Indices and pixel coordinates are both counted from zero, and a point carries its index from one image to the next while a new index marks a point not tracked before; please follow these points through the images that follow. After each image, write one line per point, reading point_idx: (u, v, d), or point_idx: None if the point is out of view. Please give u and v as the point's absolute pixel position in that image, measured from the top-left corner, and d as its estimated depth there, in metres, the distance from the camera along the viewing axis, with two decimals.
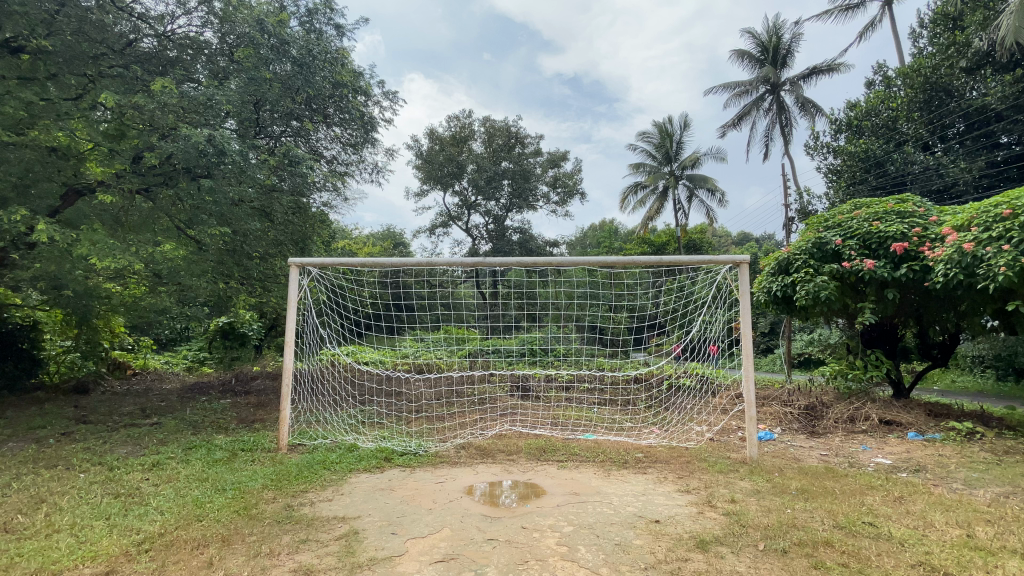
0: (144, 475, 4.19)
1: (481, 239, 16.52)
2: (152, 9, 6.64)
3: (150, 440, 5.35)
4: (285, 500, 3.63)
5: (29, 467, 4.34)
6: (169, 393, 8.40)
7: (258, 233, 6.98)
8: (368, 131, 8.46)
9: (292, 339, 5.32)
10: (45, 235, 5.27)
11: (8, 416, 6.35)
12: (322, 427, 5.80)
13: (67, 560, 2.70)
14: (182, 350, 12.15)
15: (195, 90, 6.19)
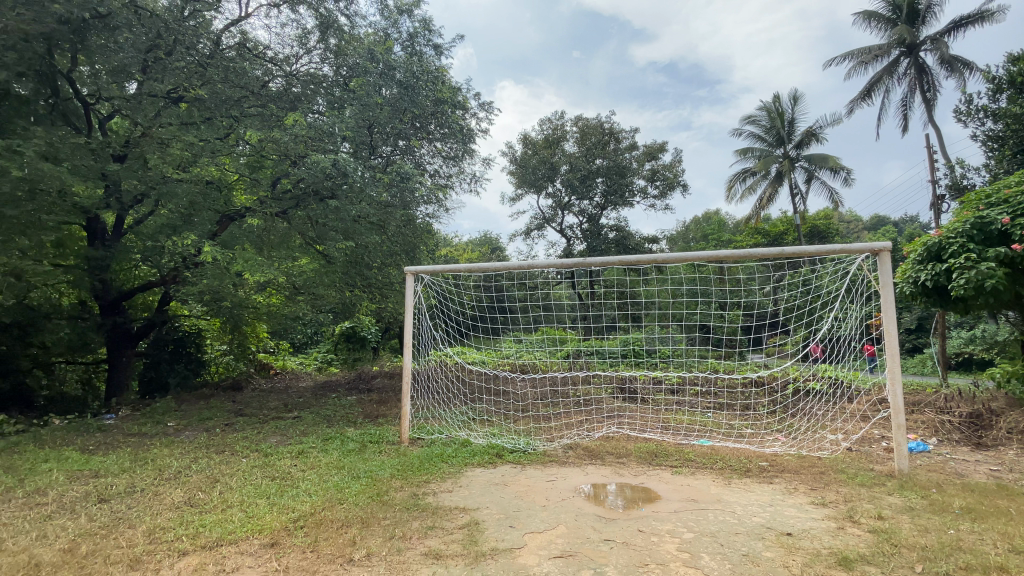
0: (292, 461, 4.80)
1: (577, 239, 16.40)
2: (280, 53, 7.64)
3: (295, 431, 6.09)
4: (411, 489, 3.94)
5: (205, 452, 5.17)
6: (305, 390, 9.48)
7: (375, 245, 7.64)
8: (467, 142, 8.84)
9: (409, 341, 5.73)
10: (210, 256, 6.27)
11: (185, 409, 7.61)
12: (438, 423, 6.18)
13: (241, 531, 3.17)
14: (312, 352, 13.61)
15: (320, 120, 6.96)
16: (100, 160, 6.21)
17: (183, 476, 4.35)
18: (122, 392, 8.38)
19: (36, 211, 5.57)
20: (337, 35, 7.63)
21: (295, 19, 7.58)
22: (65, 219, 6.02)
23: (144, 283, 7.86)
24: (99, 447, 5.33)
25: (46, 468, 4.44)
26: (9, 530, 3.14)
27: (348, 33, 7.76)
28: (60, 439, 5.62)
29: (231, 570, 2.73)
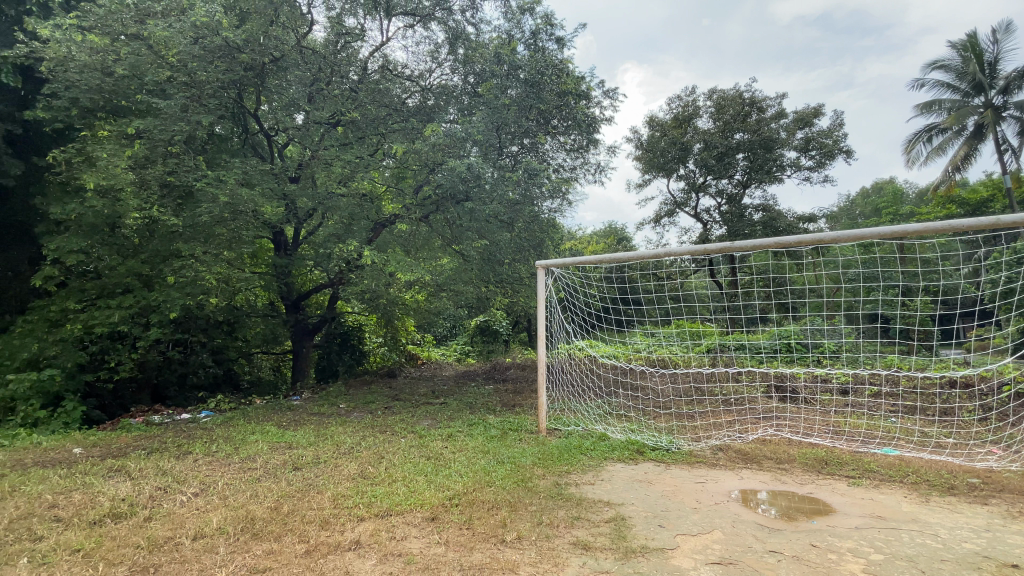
0: (443, 443, 5.23)
1: (714, 224, 15.19)
2: (416, 70, 8.30)
3: (443, 416, 6.62)
4: (553, 478, 4.03)
5: (371, 431, 5.87)
6: (448, 379, 10.25)
7: (506, 241, 7.94)
8: (592, 132, 8.68)
9: (542, 333, 5.85)
10: (368, 260, 7.09)
11: (353, 393, 8.74)
12: (574, 415, 6.22)
13: (405, 504, 3.54)
14: (453, 344, 14.64)
15: (453, 127, 7.42)
16: (281, 183, 7.37)
17: (354, 452, 4.99)
18: (304, 376, 9.93)
19: (238, 229, 6.81)
20: (465, 45, 8.07)
21: (427, 36, 8.16)
22: (259, 234, 7.27)
23: (316, 285, 9.17)
24: (290, 423, 6.37)
25: (255, 439, 5.44)
26: (233, 487, 3.90)
27: (475, 41, 8.15)
28: (263, 415, 6.85)
29: (400, 539, 3.05)
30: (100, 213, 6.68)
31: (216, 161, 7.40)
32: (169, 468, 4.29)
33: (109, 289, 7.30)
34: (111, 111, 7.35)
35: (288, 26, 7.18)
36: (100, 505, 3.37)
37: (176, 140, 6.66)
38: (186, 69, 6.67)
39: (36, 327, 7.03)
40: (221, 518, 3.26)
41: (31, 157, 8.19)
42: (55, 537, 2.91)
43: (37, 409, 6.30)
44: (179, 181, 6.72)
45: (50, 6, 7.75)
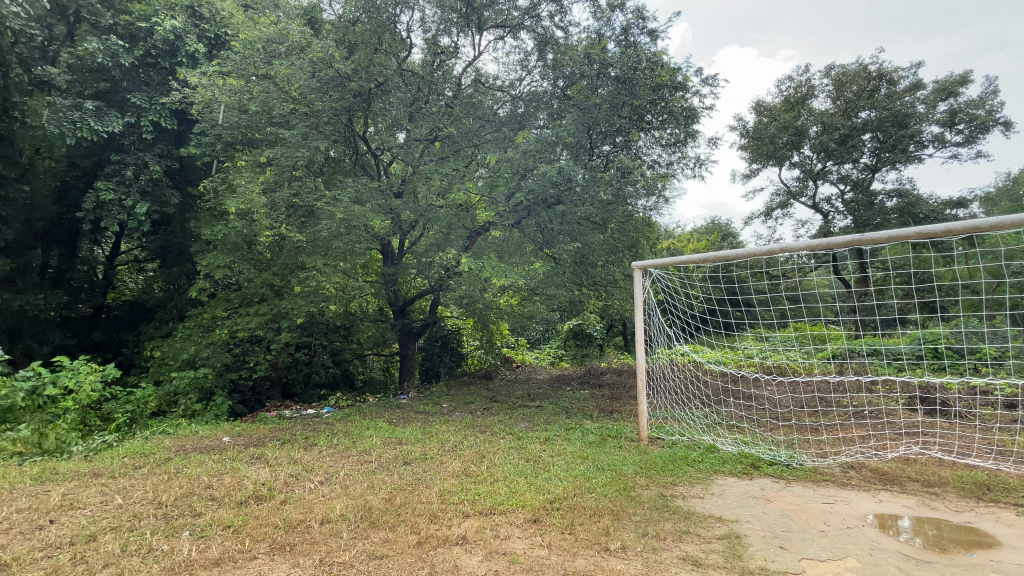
0: (542, 446, 5.26)
1: (836, 214, 13.65)
2: (507, 79, 8.50)
3: (539, 419, 6.66)
4: (657, 488, 3.87)
5: (472, 430, 6.08)
6: (544, 382, 10.30)
7: (600, 243, 7.82)
8: (691, 124, 8.25)
9: (641, 338, 5.64)
10: (466, 267, 7.40)
11: (454, 393, 9.15)
12: (678, 424, 5.92)
13: (507, 504, 3.61)
14: (547, 348, 14.69)
15: (545, 133, 7.49)
16: (387, 197, 7.95)
17: (458, 450, 5.20)
18: (410, 377, 10.58)
19: (352, 243, 7.48)
20: (554, 50, 8.14)
21: (517, 45, 8.33)
22: (368, 246, 7.90)
23: (419, 292, 9.73)
24: (398, 420, 6.82)
25: (369, 434, 5.90)
26: (352, 478, 4.25)
27: (564, 45, 8.17)
28: (375, 412, 7.40)
29: (503, 538, 3.12)
30: (240, 233, 7.68)
31: (331, 181, 8.18)
32: (299, 457, 4.80)
33: (248, 299, 8.37)
34: (248, 143, 8.45)
35: (389, 51, 7.73)
36: (245, 488, 3.85)
37: (299, 165, 7.49)
38: (305, 101, 7.46)
39: (194, 332, 8.26)
40: (343, 506, 3.56)
41: (186, 188, 9.66)
42: (212, 513, 3.38)
43: (196, 402, 7.38)
44: (301, 201, 7.52)
45: (198, 57, 9.08)
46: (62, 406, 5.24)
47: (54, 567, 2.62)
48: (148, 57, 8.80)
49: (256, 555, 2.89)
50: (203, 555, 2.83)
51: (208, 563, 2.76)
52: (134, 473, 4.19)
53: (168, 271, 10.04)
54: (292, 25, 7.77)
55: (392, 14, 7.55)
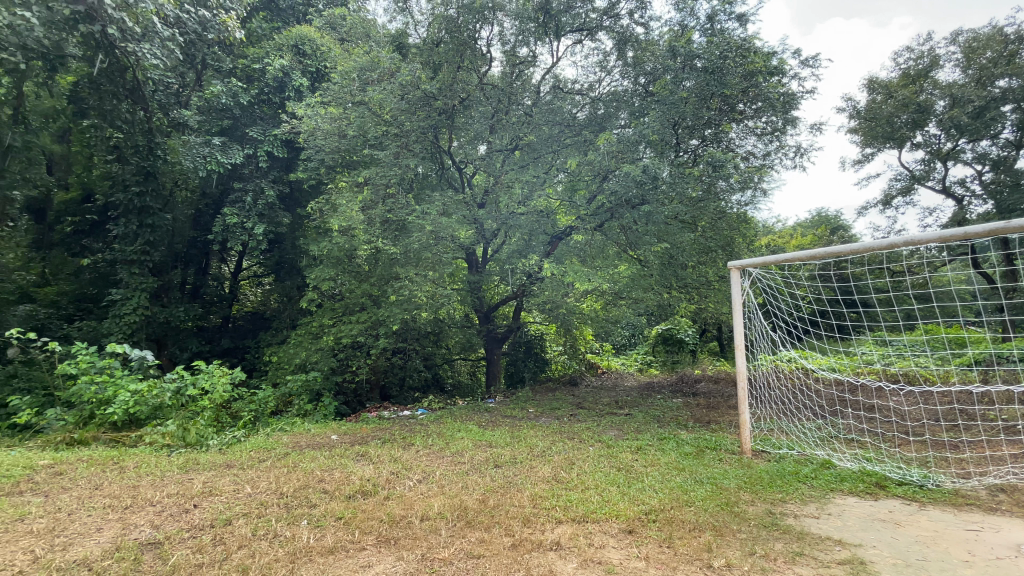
0: (634, 455, 5.09)
1: (973, 198, 11.86)
2: (586, 82, 8.44)
3: (629, 427, 6.47)
4: (764, 505, 3.58)
5: (560, 436, 6.06)
6: (632, 389, 9.98)
7: (691, 243, 7.45)
8: (790, 110, 7.62)
9: (741, 343, 5.28)
10: (551, 272, 7.43)
11: (540, 399, 9.18)
12: (785, 437, 5.46)
13: (601, 513, 3.54)
14: (634, 353, 14.22)
15: (627, 132, 7.32)
16: (472, 208, 8.21)
17: (547, 455, 5.21)
18: (495, 381, 10.84)
19: (440, 253, 7.82)
20: (635, 47, 7.94)
21: (596, 47, 8.24)
22: (455, 255, 8.21)
23: (503, 298, 9.90)
24: (488, 423, 6.97)
25: (460, 436, 6.10)
26: (447, 477, 4.42)
27: (645, 41, 7.94)
28: (466, 415, 7.66)
29: (598, 546, 3.07)
30: (342, 248, 8.35)
31: (421, 195, 8.62)
32: (398, 456, 5.08)
33: (350, 308, 9.07)
34: (346, 165, 9.17)
35: (471, 67, 8.02)
36: (352, 483, 4.16)
37: (391, 182, 8.01)
38: (396, 122, 7.95)
39: (305, 339, 9.09)
40: (441, 504, 3.71)
41: (295, 209, 10.70)
42: (325, 505, 3.68)
43: (307, 403, 8.10)
44: (394, 216, 8.02)
45: (302, 90, 10.04)
46: (201, 404, 6.01)
47: (198, 546, 2.98)
48: (262, 95, 9.89)
49: (364, 546, 3.11)
50: (319, 543, 3.09)
51: (324, 551, 3.01)
52: (259, 466, 4.67)
53: (282, 285, 11.17)
54: (382, 52, 8.33)
55: (473, 30, 7.81)
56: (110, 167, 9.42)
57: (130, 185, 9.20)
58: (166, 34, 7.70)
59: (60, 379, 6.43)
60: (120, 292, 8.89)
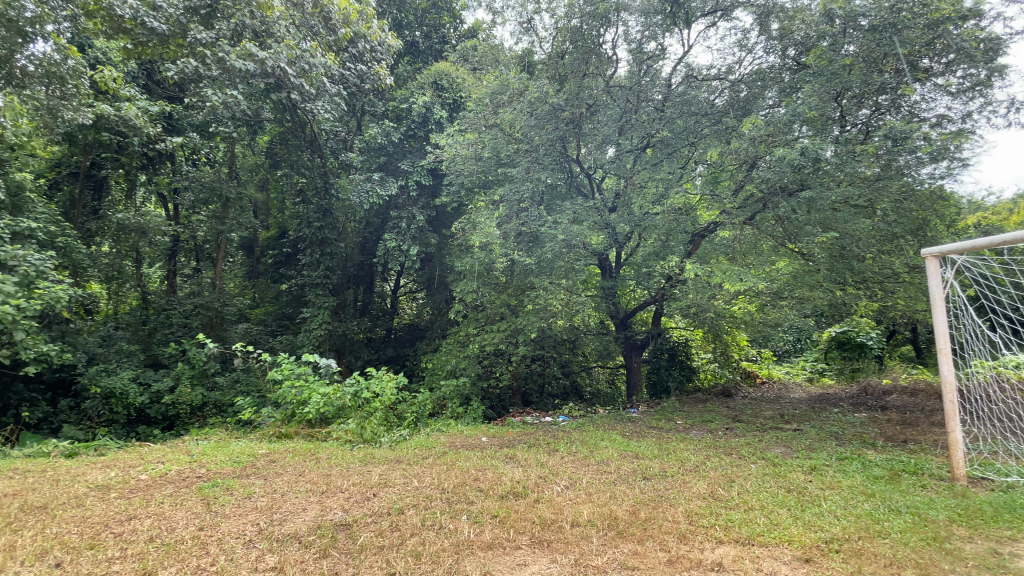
0: (806, 476, 4.49)
1: None
2: (724, 66, 7.85)
3: (800, 445, 5.73)
4: (989, 544, 2.90)
5: (715, 451, 5.61)
6: (800, 402, 8.82)
7: (868, 231, 6.40)
8: (998, 56, 6.16)
9: (944, 346, 4.35)
10: (694, 273, 7.01)
11: (689, 410, 8.60)
12: (1019, 463, 4.35)
13: (769, 536, 3.19)
14: (800, 361, 12.56)
15: (776, 114, 6.60)
16: (605, 213, 8.13)
17: (702, 471, 4.86)
18: (638, 390, 10.49)
19: (574, 260, 7.88)
20: (780, 18, 7.16)
21: (734, 26, 7.63)
22: (589, 261, 8.17)
23: (641, 303, 9.56)
24: (633, 434, 6.74)
25: (605, 445, 6.00)
26: (595, 486, 4.38)
27: (792, 8, 7.12)
28: (608, 423, 7.53)
29: (769, 573, 2.77)
30: (482, 263, 8.92)
31: (553, 205, 8.78)
32: (545, 461, 5.19)
33: (491, 317, 9.56)
34: (483, 184, 9.78)
35: (597, 72, 8.02)
36: (504, 484, 4.36)
37: (524, 196, 8.33)
38: (526, 138, 8.29)
39: (454, 347, 9.81)
40: (590, 512, 3.69)
41: (441, 230, 11.71)
42: (481, 503, 3.91)
43: (459, 407, 8.69)
44: (528, 228, 8.31)
45: (442, 121, 11.00)
46: (373, 405, 6.86)
47: (379, 530, 3.38)
48: (410, 130, 11.07)
49: (520, 545, 3.23)
50: (479, 538, 3.29)
51: (483, 546, 3.19)
52: (422, 462, 5.16)
53: (433, 299, 12.27)
54: (511, 74, 8.76)
55: (597, 36, 7.78)
56: (298, 207, 11.37)
57: (313, 220, 10.99)
58: (333, 91, 9.13)
59: (269, 383, 7.87)
60: (309, 310, 10.63)
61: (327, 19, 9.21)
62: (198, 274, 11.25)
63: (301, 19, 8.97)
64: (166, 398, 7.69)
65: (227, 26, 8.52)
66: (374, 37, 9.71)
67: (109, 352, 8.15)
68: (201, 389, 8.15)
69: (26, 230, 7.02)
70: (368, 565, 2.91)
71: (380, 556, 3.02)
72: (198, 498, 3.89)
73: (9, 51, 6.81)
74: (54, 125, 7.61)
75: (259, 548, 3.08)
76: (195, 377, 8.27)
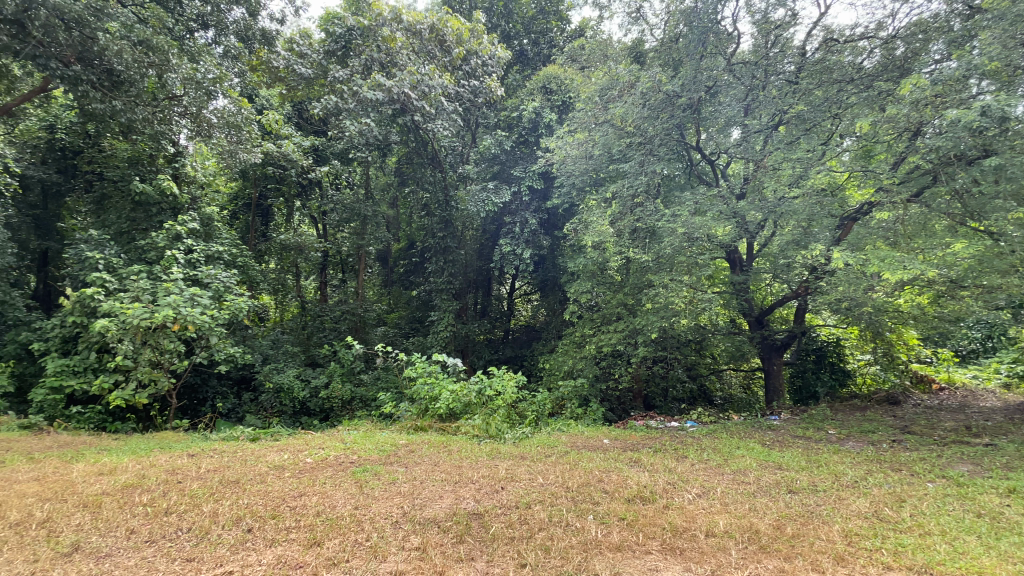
0: (1003, 500, 3.68)
1: None
2: (871, 24, 6.85)
3: (995, 463, 4.72)
4: None
5: (879, 466, 4.86)
6: (993, 412, 7.27)
7: None
8: None
9: None
10: (843, 262, 6.18)
11: (841, 418, 7.57)
12: None
13: (952, 566, 2.69)
14: (993, 364, 10.31)
15: (945, 69, 5.56)
16: (730, 201, 7.54)
17: (861, 487, 4.24)
18: (778, 396, 9.49)
19: (697, 255, 7.42)
20: None
21: None
22: (714, 255, 7.60)
23: (778, 299, 8.67)
24: (774, 443, 6.12)
25: (741, 453, 5.54)
26: (731, 496, 4.06)
27: None
28: (744, 431, 6.92)
29: None
30: (596, 262, 8.87)
31: (671, 198, 8.41)
32: (673, 467, 4.96)
33: (607, 318, 9.39)
34: (595, 182, 9.71)
35: (716, 52, 7.52)
36: (630, 488, 4.24)
37: (640, 191, 8.08)
38: (639, 131, 8.05)
39: (570, 348, 9.81)
40: (727, 523, 3.44)
41: (553, 232, 11.86)
42: (607, 504, 3.86)
43: (578, 407, 8.64)
44: (645, 224, 8.04)
45: (552, 124, 11.09)
46: (496, 403, 7.19)
47: (509, 522, 3.51)
48: (521, 137, 11.39)
49: (650, 550, 3.11)
50: (607, 539, 3.24)
51: (612, 547, 3.14)
52: (546, 460, 5.24)
53: (548, 300, 12.44)
54: (621, 66, 8.61)
55: (714, 13, 7.33)
56: (423, 220, 12.32)
57: (436, 231, 11.82)
58: (450, 108, 9.76)
59: (404, 380, 8.62)
60: (436, 314, 11.42)
61: (442, 42, 9.90)
62: (343, 284, 12.77)
63: (420, 45, 9.72)
64: (322, 393, 8.84)
65: (359, 62, 9.57)
66: (485, 52, 10.21)
67: (278, 353, 9.59)
68: (349, 385, 9.21)
69: (216, 253, 8.49)
70: (500, 555, 3.03)
71: (511, 547, 3.13)
72: (353, 480, 4.40)
73: (199, 108, 8.19)
74: (234, 165, 9.20)
75: (404, 528, 3.38)
76: (343, 375, 9.38)
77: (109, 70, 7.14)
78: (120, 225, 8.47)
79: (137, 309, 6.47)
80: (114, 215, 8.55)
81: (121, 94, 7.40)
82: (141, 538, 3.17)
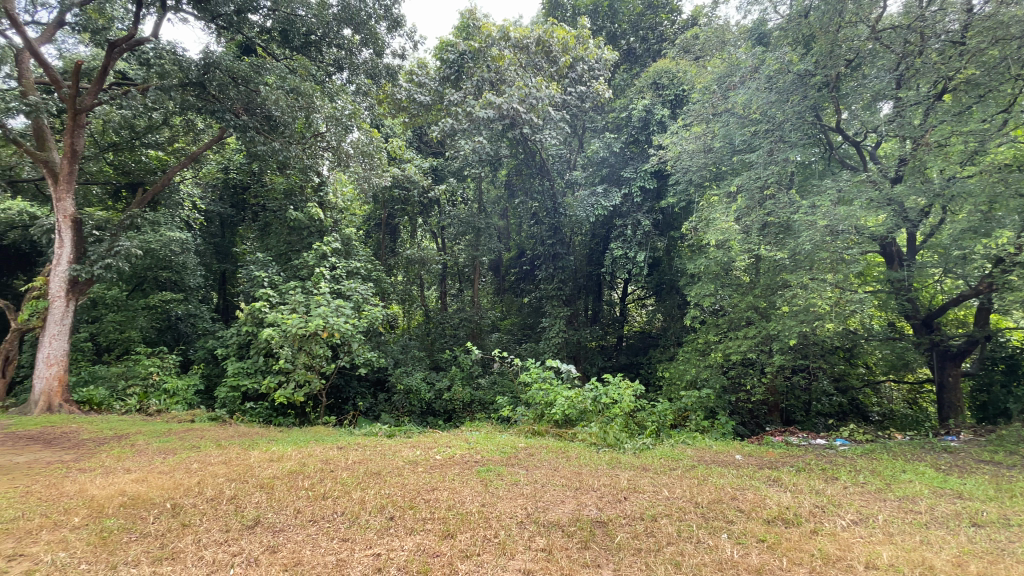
0: None
1: None
2: None
3: None
4: None
5: None
6: None
7: None
8: None
9: None
10: None
11: None
12: None
13: None
14: None
15: None
16: (883, 186, 6.60)
17: None
18: (956, 413, 7.97)
19: (845, 249, 6.45)
20: None
21: None
22: (865, 250, 6.60)
23: (953, 298, 7.34)
24: (952, 468, 5.15)
25: (909, 478, 4.75)
26: (896, 525, 3.51)
27: None
28: (911, 453, 5.93)
29: None
30: (719, 262, 8.43)
31: (808, 187, 7.65)
32: (820, 488, 4.43)
33: (735, 323, 8.68)
34: (715, 176, 9.17)
35: (859, 18, 6.47)
36: (770, 508, 3.87)
37: (769, 182, 7.45)
38: (766, 117, 7.46)
39: (693, 356, 9.26)
40: (893, 555, 2.98)
41: (668, 232, 11.36)
42: (743, 524, 3.56)
43: (704, 419, 8.07)
44: (776, 218, 7.35)
45: (664, 121, 10.58)
46: (613, 411, 7.08)
47: (635, 532, 3.41)
48: (631, 137, 11.08)
49: None
50: (744, 560, 3.00)
51: (751, 569, 2.89)
52: (670, 473, 4.99)
53: (664, 305, 11.90)
54: (740, 51, 8.23)
55: None
56: (534, 229, 12.59)
57: (546, 239, 12.01)
58: (557, 117, 9.92)
59: (521, 386, 8.82)
60: (548, 320, 11.54)
61: (549, 53, 10.17)
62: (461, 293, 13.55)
63: (528, 59, 10.11)
64: (445, 395, 9.43)
65: (471, 84, 10.14)
66: (591, 57, 10.15)
67: (407, 357, 10.44)
68: (469, 389, 9.70)
69: (354, 268, 9.54)
70: (627, 564, 2.97)
71: (638, 557, 3.05)
72: (479, 478, 4.62)
73: (338, 141, 9.18)
74: (368, 189, 10.25)
75: (530, 529, 3.47)
76: (463, 379, 9.89)
77: (267, 116, 8.39)
78: (281, 248, 10.01)
79: (295, 320, 7.48)
80: (276, 239, 10.17)
81: (279, 136, 8.66)
82: (306, 517, 3.65)
